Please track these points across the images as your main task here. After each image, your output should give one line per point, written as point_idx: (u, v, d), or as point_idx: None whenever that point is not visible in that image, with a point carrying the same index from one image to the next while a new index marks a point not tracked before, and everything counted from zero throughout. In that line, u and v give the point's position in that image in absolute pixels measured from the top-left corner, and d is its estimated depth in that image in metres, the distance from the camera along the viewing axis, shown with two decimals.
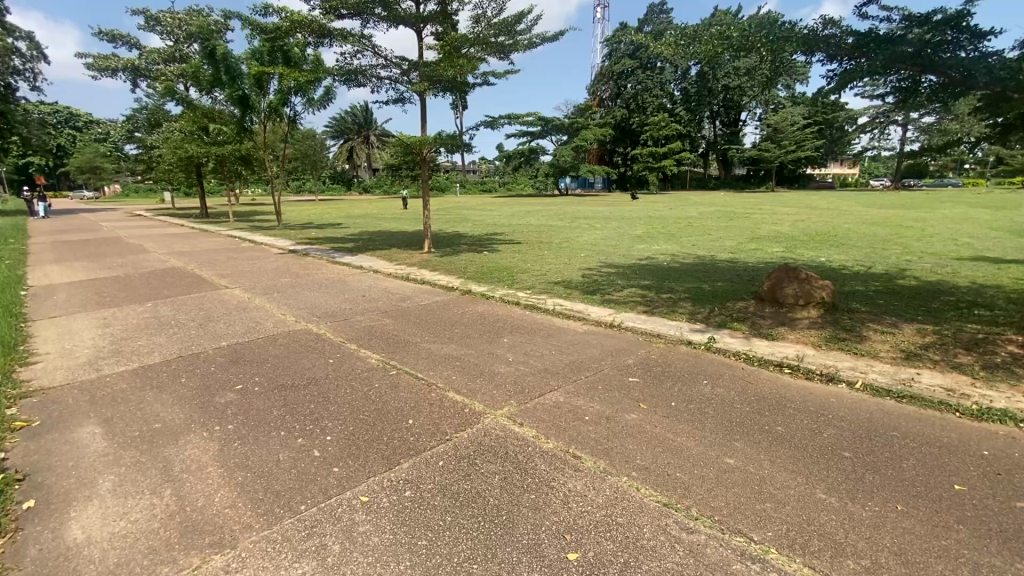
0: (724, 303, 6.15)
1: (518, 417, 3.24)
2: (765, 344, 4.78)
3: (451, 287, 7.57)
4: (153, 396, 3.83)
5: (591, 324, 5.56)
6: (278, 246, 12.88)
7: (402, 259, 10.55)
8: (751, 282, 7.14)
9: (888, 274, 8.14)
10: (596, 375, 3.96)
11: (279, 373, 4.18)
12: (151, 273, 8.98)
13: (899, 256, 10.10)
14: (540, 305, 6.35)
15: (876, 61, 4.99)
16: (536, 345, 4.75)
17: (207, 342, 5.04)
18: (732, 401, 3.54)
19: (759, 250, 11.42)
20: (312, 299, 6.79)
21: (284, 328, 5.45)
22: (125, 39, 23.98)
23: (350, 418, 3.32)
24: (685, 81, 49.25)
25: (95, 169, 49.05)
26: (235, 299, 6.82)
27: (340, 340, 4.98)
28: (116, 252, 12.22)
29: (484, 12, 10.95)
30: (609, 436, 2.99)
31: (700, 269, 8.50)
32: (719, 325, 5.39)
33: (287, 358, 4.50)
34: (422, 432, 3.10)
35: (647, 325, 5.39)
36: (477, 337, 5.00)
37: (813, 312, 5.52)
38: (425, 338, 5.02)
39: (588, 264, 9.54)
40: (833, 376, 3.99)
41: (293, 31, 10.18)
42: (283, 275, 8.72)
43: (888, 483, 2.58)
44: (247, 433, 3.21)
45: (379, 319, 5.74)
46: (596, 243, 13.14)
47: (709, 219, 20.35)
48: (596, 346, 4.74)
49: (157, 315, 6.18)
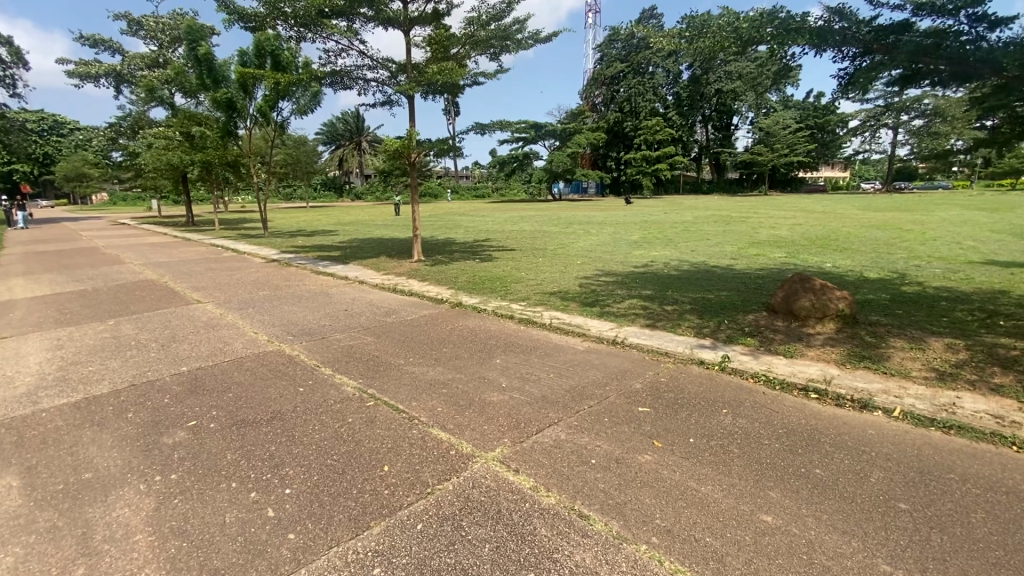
0: (733, 315, 5.68)
1: (512, 462, 2.76)
2: (783, 363, 4.35)
3: (440, 300, 7.09)
4: (91, 436, 3.32)
5: (592, 341, 5.09)
6: (261, 255, 12.34)
7: (390, 268, 10.06)
8: (758, 291, 6.72)
9: (898, 280, 7.77)
10: (600, 404, 3.51)
11: (240, 405, 3.67)
12: (121, 287, 8.41)
13: (909, 262, 9.71)
14: (535, 319, 5.88)
15: (899, 54, 4.55)
16: (531, 367, 4.28)
17: (167, 367, 4.51)
18: (758, 435, 3.09)
19: (760, 255, 11.06)
20: (289, 314, 6.28)
21: (254, 348, 4.94)
22: (106, 43, 23.33)
23: (318, 464, 2.84)
24: (677, 85, 49.49)
25: (80, 177, 48.18)
26: (206, 316, 6.29)
27: (314, 363, 4.46)
28: (89, 263, 11.60)
29: (478, 15, 10.51)
30: (620, 487, 2.52)
31: (702, 278, 8.09)
32: (729, 340, 4.96)
33: (252, 387, 3.99)
34: (399, 483, 2.61)
35: (652, 341, 4.94)
36: (467, 358, 4.52)
37: (831, 325, 5.08)
38: (409, 359, 4.54)
39: (585, 272, 9.09)
40: (867, 402, 3.55)
41: (272, 26, 9.66)
42: (262, 287, 8.21)
43: (961, 547, 2.13)
44: (192, 486, 2.71)
45: (359, 338, 5.24)
46: (592, 249, 12.71)
47: (706, 224, 19.93)
48: (598, 367, 4.27)
49: (118, 334, 5.65)
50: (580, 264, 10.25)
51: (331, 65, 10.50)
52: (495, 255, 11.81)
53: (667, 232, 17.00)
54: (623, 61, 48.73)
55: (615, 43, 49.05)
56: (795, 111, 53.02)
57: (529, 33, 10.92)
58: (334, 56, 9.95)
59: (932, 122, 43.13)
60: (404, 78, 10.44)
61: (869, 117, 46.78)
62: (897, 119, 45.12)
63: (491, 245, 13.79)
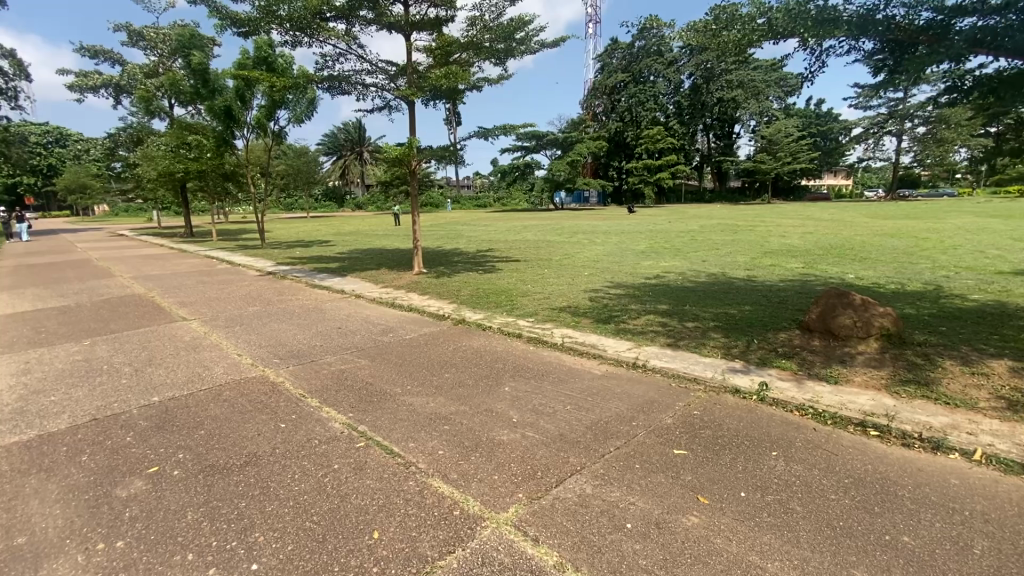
0: (763, 334, 5.18)
1: (530, 526, 2.27)
2: (831, 391, 3.86)
3: (442, 316, 6.62)
4: (33, 487, 2.82)
5: (611, 363, 4.60)
6: (256, 267, 11.92)
7: (389, 281, 9.60)
8: (783, 306, 6.23)
9: (930, 292, 7.27)
10: (630, 444, 3.03)
11: (211, 446, 3.17)
12: (105, 303, 7.96)
13: (935, 272, 9.20)
14: (545, 338, 5.38)
15: (954, 44, 4.10)
16: (544, 396, 3.79)
17: (136, 398, 4.02)
18: (821, 488, 2.61)
19: (776, 266, 10.57)
20: (278, 333, 5.81)
21: (235, 375, 4.44)
22: (106, 54, 23.08)
23: (294, 528, 2.35)
24: (678, 94, 48.65)
25: (83, 188, 48.09)
26: (189, 336, 5.82)
27: (299, 394, 3.96)
28: (77, 277, 11.15)
29: (480, 15, 10.12)
30: (667, 565, 2.03)
31: (720, 291, 7.61)
32: (763, 363, 4.47)
33: (228, 423, 3.50)
34: (394, 559, 2.11)
35: (678, 364, 4.45)
36: (472, 386, 4.03)
37: (875, 345, 4.53)
38: (407, 388, 4.03)
39: (594, 285, 8.61)
40: (940, 443, 3.08)
41: (267, 31, 9.25)
42: (252, 303, 7.75)
43: None
44: (139, 559, 2.21)
45: (352, 362, 4.74)
46: (598, 260, 12.25)
47: (714, 232, 19.45)
48: (620, 398, 3.76)
49: (91, 357, 5.16)
50: (588, 275, 9.79)
51: (328, 70, 10.09)
52: (499, 267, 11.35)
53: (675, 241, 16.50)
54: (623, 71, 48.81)
55: (615, 53, 49.28)
56: (797, 118, 52.78)
57: (534, 38, 10.52)
58: (331, 61, 9.57)
59: (937, 129, 42.71)
60: (404, 83, 10.08)
61: (872, 124, 46.50)
62: (901, 126, 44.72)
63: (494, 256, 13.33)
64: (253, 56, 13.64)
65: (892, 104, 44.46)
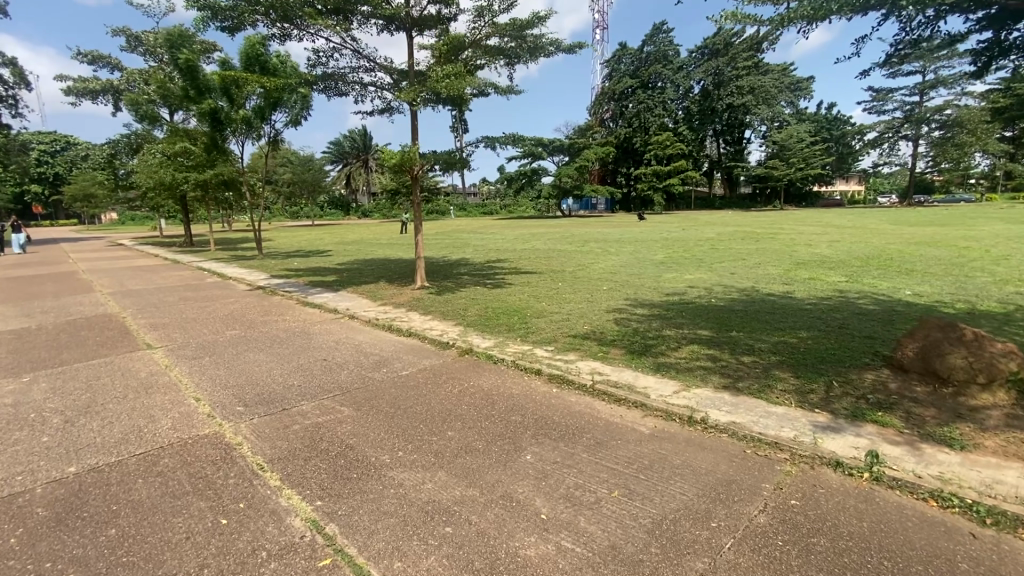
0: (843, 374, 4.19)
1: None
2: (966, 465, 2.85)
3: (446, 343, 5.68)
4: None
5: (658, 416, 3.61)
6: (248, 281, 11.08)
7: (388, 296, 8.73)
8: (850, 336, 5.24)
9: (1014, 313, 6.26)
10: (720, 568, 2.07)
11: (116, 562, 2.23)
12: (71, 324, 7.11)
13: (1003, 288, 8.13)
14: (570, 376, 4.41)
15: None
16: (580, 473, 2.82)
17: (48, 468, 3.09)
18: None
19: (815, 280, 9.56)
20: (251, 368, 4.89)
21: (182, 432, 3.51)
22: (105, 59, 22.53)
23: None
24: (688, 99, 47.83)
25: (88, 199, 46.92)
26: (145, 371, 4.89)
27: (257, 465, 3.02)
28: (56, 291, 10.32)
29: (489, 8, 9.22)
30: None
31: (765, 312, 6.64)
32: (857, 416, 3.47)
33: (153, 516, 2.55)
34: None
35: (747, 419, 3.46)
36: (482, 453, 3.07)
37: (1002, 395, 3.52)
38: (398, 455, 3.08)
39: (617, 303, 7.65)
40: None
41: (251, 23, 8.37)
42: (232, 325, 6.89)
43: None
44: None
45: (332, 412, 3.78)
46: (616, 271, 11.37)
47: (734, 240, 18.43)
48: (684, 476, 2.79)
49: (21, 401, 4.24)
50: (607, 290, 8.86)
51: (322, 68, 9.25)
52: (509, 280, 10.46)
53: (695, 250, 15.55)
54: (632, 77, 48.09)
55: (623, 59, 48.57)
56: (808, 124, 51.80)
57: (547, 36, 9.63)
58: (325, 56, 8.74)
59: (955, 133, 41.42)
60: (405, 84, 9.27)
61: (887, 128, 45.25)
62: (917, 130, 43.50)
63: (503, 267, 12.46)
64: (247, 55, 12.92)
65: (906, 108, 43.47)
